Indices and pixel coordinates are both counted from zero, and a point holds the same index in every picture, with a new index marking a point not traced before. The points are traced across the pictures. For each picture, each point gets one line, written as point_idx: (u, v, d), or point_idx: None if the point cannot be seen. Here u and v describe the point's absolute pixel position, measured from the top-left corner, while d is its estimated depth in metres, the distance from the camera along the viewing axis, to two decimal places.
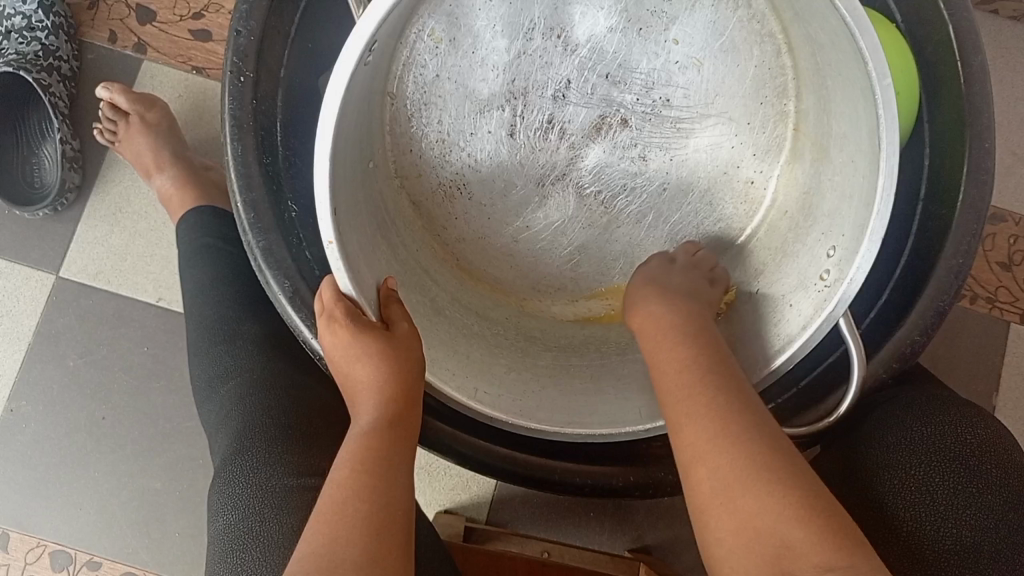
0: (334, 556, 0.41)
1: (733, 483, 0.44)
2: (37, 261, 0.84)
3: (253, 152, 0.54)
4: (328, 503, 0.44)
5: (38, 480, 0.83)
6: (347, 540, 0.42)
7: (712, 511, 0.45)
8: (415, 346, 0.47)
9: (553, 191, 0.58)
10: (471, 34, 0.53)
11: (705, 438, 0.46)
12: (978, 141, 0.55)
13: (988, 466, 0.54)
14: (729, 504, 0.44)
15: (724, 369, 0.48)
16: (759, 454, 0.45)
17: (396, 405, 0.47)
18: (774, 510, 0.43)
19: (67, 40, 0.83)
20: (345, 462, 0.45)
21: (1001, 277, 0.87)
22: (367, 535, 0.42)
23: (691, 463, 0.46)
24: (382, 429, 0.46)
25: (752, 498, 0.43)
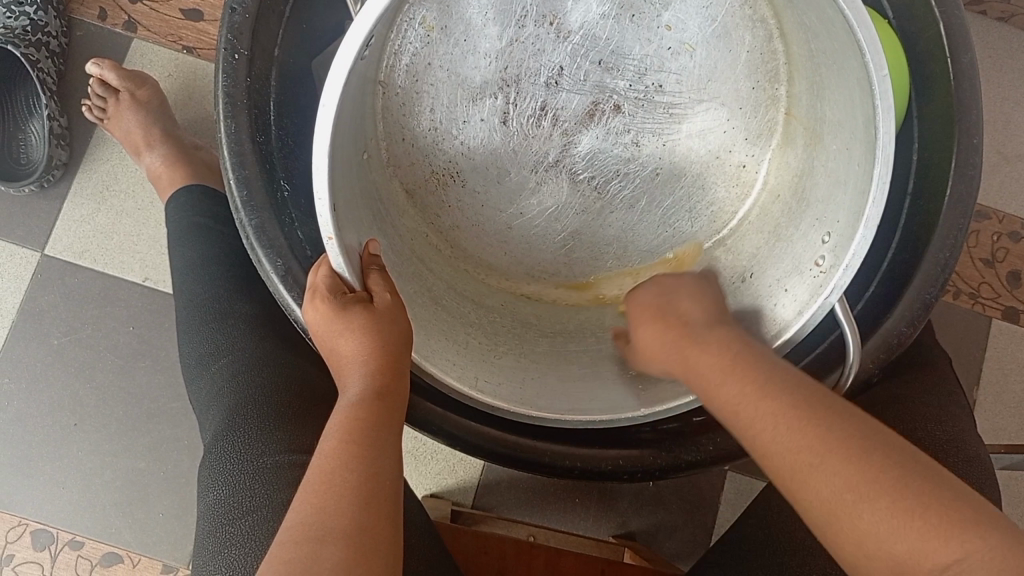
0: (322, 526, 0.41)
1: (844, 494, 0.38)
2: (22, 238, 0.83)
3: (247, 129, 0.54)
4: (316, 475, 0.44)
5: (21, 458, 0.83)
6: (336, 510, 0.42)
7: (809, 501, 0.39)
8: (399, 314, 0.47)
9: (547, 177, 0.58)
10: (464, 19, 0.53)
11: (770, 420, 0.41)
12: (967, 137, 0.56)
13: (969, 488, 0.53)
14: (834, 518, 0.38)
15: (807, 392, 0.42)
16: (888, 464, 0.38)
17: (383, 378, 0.47)
18: (871, 498, 0.38)
19: (56, 16, 0.82)
20: (333, 434, 0.45)
21: (984, 273, 0.88)
22: (354, 507, 0.42)
23: (784, 475, 0.40)
24: (368, 398, 0.47)
25: (843, 482, 0.38)
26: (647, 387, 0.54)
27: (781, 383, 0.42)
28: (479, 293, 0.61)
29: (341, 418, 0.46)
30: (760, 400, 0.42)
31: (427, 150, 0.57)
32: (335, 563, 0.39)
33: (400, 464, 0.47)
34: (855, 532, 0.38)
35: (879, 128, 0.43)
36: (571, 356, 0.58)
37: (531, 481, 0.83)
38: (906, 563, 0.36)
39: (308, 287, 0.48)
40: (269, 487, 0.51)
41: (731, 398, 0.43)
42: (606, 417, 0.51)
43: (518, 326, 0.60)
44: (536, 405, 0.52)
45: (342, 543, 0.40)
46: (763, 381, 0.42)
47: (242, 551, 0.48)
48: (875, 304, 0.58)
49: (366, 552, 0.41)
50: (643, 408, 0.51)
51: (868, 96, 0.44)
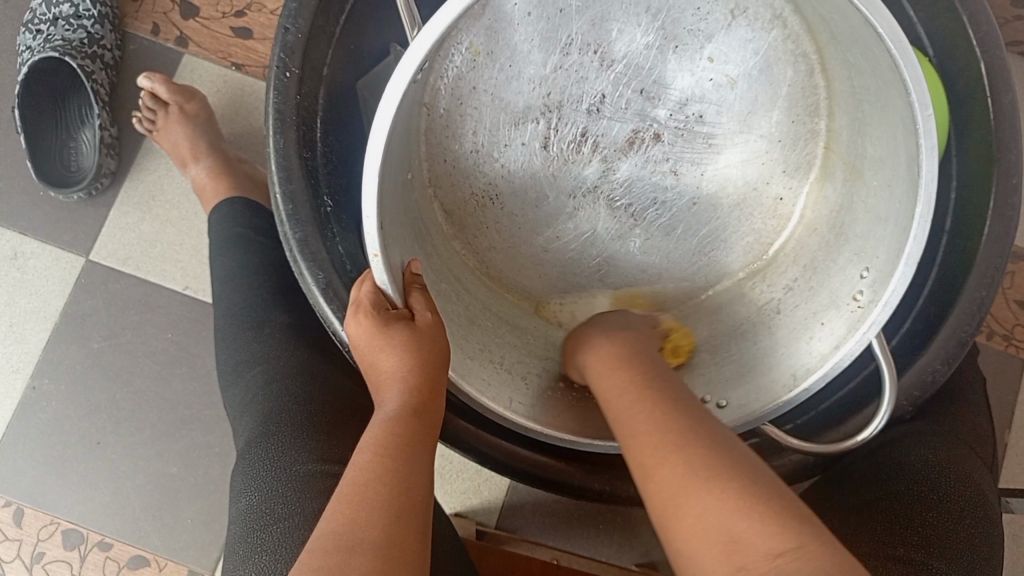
0: (353, 536, 0.41)
1: (687, 488, 0.40)
2: (68, 243, 0.86)
3: (294, 145, 0.55)
4: (350, 485, 0.44)
5: (56, 458, 0.84)
6: (367, 521, 0.42)
7: (668, 512, 0.40)
8: (439, 334, 0.49)
9: (584, 203, 0.59)
10: (509, 47, 0.54)
11: (649, 445, 0.43)
12: (1006, 178, 0.56)
13: (980, 528, 0.53)
14: (682, 506, 0.40)
15: (710, 431, 0.43)
16: (742, 470, 0.40)
17: (419, 396, 0.48)
18: (717, 503, 0.38)
19: (111, 30, 0.85)
20: (368, 447, 0.46)
21: (1018, 315, 0.87)
22: (386, 518, 0.43)
23: (649, 478, 0.42)
24: (405, 415, 0.48)
25: (698, 491, 0.39)
26: None
27: (656, 410, 0.45)
28: (515, 315, 0.61)
29: (377, 434, 0.47)
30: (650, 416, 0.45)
31: (468, 172, 0.58)
32: (367, 570, 0.40)
33: (432, 481, 0.47)
34: (695, 539, 0.38)
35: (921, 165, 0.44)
36: None
37: (556, 504, 0.83)
38: (741, 545, 0.36)
39: (351, 304, 0.49)
40: (301, 495, 0.51)
41: (635, 429, 0.45)
42: None
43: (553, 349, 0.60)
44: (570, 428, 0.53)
45: (373, 553, 0.41)
46: (649, 406, 0.45)
47: (272, 556, 0.49)
48: (910, 341, 0.59)
49: (397, 561, 0.41)
50: None
51: (911, 134, 0.45)
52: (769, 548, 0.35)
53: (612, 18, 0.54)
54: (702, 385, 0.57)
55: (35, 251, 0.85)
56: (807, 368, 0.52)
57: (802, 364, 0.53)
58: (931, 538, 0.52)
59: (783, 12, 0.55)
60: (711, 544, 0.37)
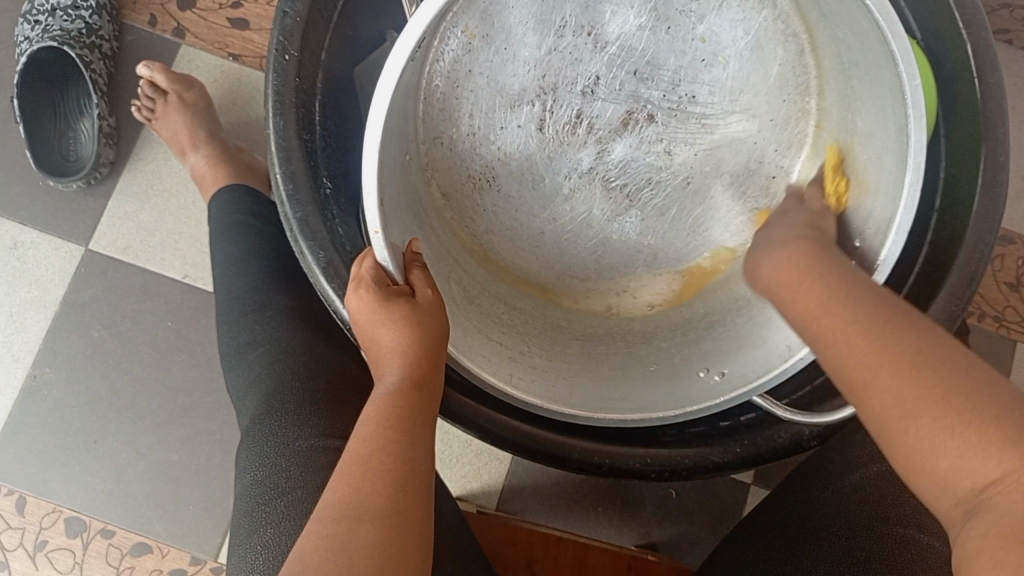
0: (358, 505, 0.42)
1: (897, 401, 0.36)
2: (67, 232, 0.86)
3: (294, 127, 0.56)
4: (353, 456, 0.45)
5: (58, 446, 0.85)
6: (372, 490, 0.43)
7: (871, 406, 0.38)
8: (438, 310, 0.50)
9: (580, 184, 0.60)
10: (506, 28, 0.55)
11: (846, 336, 0.40)
12: (994, 155, 0.57)
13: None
14: (892, 413, 0.37)
15: (887, 306, 0.40)
16: (958, 385, 0.35)
17: (420, 370, 0.49)
18: (932, 413, 0.35)
19: (109, 21, 0.86)
20: (371, 420, 0.47)
21: (1008, 297, 0.88)
22: (390, 487, 0.43)
23: (847, 377, 0.39)
24: (407, 388, 0.48)
25: (912, 390, 0.36)
26: (675, 389, 0.56)
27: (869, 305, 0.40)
28: (514, 298, 0.62)
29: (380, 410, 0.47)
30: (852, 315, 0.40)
31: (465, 155, 0.59)
32: (372, 538, 0.41)
33: (433, 454, 0.48)
34: (921, 449, 0.35)
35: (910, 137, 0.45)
36: (603, 356, 0.60)
37: (557, 486, 0.84)
38: (949, 475, 0.34)
39: (351, 284, 0.50)
40: (304, 469, 0.52)
41: (821, 320, 0.41)
42: (637, 415, 0.53)
43: (551, 329, 0.61)
44: (569, 402, 0.54)
45: (378, 521, 0.41)
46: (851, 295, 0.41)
47: (277, 529, 0.50)
48: None
49: (402, 529, 0.42)
50: (673, 409, 0.54)
51: (900, 106, 0.46)
52: (986, 477, 0.33)
53: (606, 1, 0.55)
54: (697, 360, 0.58)
55: (35, 241, 0.86)
56: (801, 339, 0.53)
57: (794, 335, 0.54)
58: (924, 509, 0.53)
59: None
60: (937, 459, 0.35)
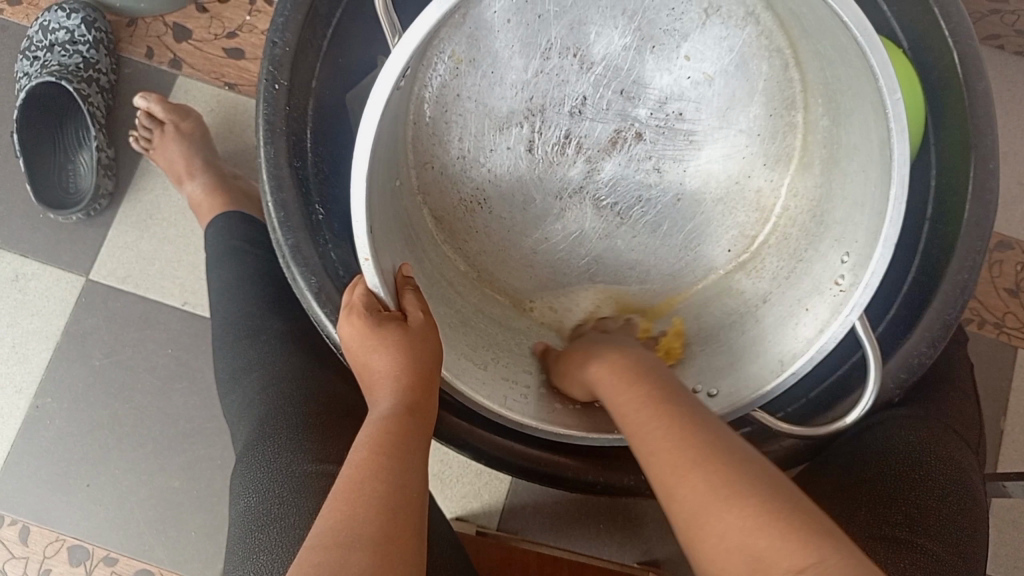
0: (349, 531, 0.42)
1: (688, 477, 0.42)
2: (68, 263, 0.87)
3: (285, 155, 0.56)
4: (345, 483, 0.45)
5: (61, 475, 0.85)
6: (364, 516, 0.43)
7: (675, 493, 0.42)
8: (431, 334, 0.50)
9: (571, 204, 0.60)
10: (492, 52, 0.55)
11: (662, 432, 0.44)
12: (983, 162, 0.57)
13: (965, 505, 0.54)
14: (687, 491, 0.41)
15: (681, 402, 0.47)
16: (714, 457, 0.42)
17: (413, 394, 0.49)
18: (720, 489, 0.40)
19: (107, 54, 0.87)
20: (363, 445, 0.47)
21: (1008, 303, 0.87)
22: (382, 513, 0.43)
23: (654, 466, 0.44)
24: (399, 412, 0.48)
25: (686, 458, 0.42)
26: None
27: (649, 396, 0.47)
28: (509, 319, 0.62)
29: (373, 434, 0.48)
30: (632, 401, 0.48)
31: (456, 178, 0.59)
32: (365, 564, 0.40)
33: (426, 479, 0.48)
34: (715, 541, 0.39)
35: (893, 148, 0.46)
36: None
37: (557, 504, 0.84)
38: (763, 562, 0.37)
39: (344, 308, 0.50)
40: (298, 495, 0.52)
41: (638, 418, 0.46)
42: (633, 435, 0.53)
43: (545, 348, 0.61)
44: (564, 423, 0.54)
45: (370, 546, 0.41)
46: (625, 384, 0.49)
47: (271, 556, 0.50)
48: (896, 325, 0.60)
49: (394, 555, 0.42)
50: None
51: (883, 120, 0.47)
52: (789, 553, 0.37)
53: (590, 23, 0.55)
54: (693, 376, 0.58)
55: (36, 273, 0.87)
56: (793, 354, 0.53)
57: (788, 350, 0.54)
58: (916, 518, 0.53)
59: (756, 9, 0.56)
60: (731, 546, 0.38)
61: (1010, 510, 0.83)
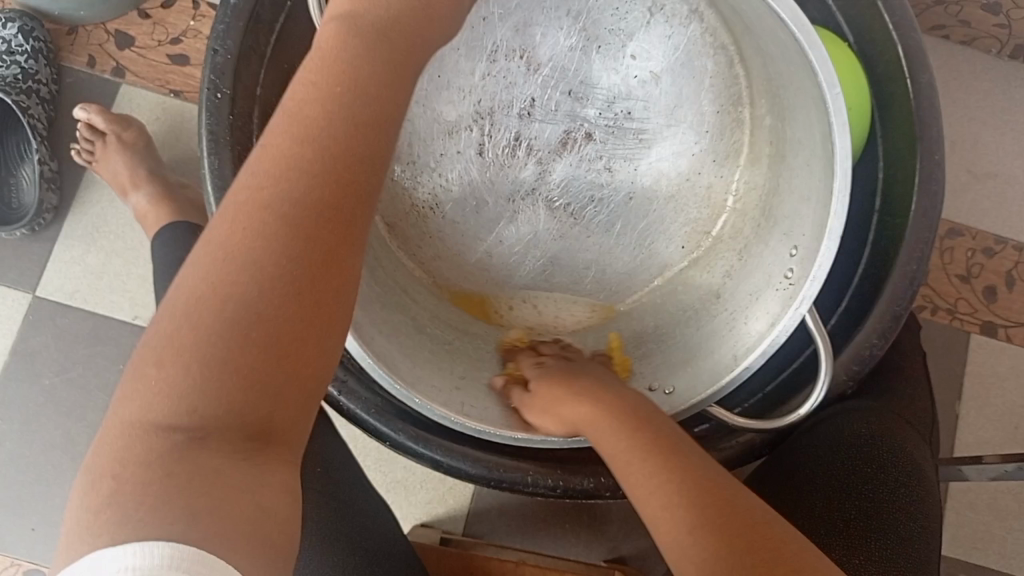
0: (231, 291, 0.29)
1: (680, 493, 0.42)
2: (14, 280, 0.85)
3: (230, 165, 0.55)
4: (256, 179, 0.31)
5: (13, 498, 0.83)
6: (259, 267, 0.30)
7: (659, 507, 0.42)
8: (382, 72, 0.34)
9: (523, 206, 0.60)
10: (443, 58, 0.55)
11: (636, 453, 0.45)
12: (929, 153, 0.56)
13: (917, 498, 0.55)
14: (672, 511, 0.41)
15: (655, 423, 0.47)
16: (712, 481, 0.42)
17: (328, 207, 0.31)
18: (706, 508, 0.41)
19: (47, 64, 0.85)
20: (257, 191, 0.31)
21: (960, 289, 0.88)
22: (274, 286, 0.30)
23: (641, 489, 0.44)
24: (303, 190, 0.31)
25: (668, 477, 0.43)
26: None
27: (634, 424, 0.47)
28: (464, 320, 0.61)
29: (217, 325, 0.29)
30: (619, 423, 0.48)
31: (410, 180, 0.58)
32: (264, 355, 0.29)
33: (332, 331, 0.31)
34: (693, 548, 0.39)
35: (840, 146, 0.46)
36: None
37: (523, 506, 0.84)
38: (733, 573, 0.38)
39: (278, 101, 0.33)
40: None
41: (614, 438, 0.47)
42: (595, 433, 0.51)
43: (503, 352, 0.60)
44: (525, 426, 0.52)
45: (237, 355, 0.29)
46: (617, 415, 0.48)
47: None
48: (848, 318, 0.60)
49: (268, 506, 0.29)
50: None
51: (825, 116, 0.47)
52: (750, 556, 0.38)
53: (535, 25, 0.56)
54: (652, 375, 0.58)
55: None
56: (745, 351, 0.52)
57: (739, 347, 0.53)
58: (871, 512, 0.54)
59: (700, 7, 0.57)
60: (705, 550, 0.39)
61: (967, 493, 0.84)
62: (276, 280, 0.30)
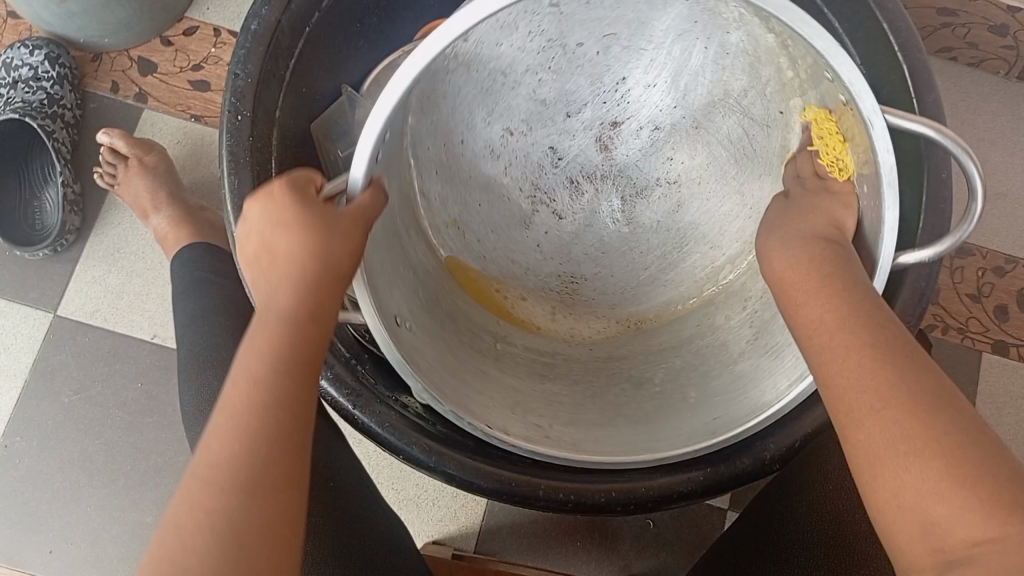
0: (221, 474, 0.34)
1: (891, 431, 0.34)
2: (36, 300, 0.87)
3: (249, 185, 0.56)
4: (237, 380, 0.37)
5: (32, 515, 0.84)
6: (241, 443, 0.35)
7: (856, 425, 0.35)
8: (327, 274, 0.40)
9: (639, 205, 0.59)
10: (460, 172, 0.58)
11: (849, 358, 0.37)
12: (935, 172, 0.57)
13: None
14: (874, 450, 0.35)
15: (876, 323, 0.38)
16: (936, 413, 0.34)
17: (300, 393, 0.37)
18: (916, 463, 0.33)
19: (71, 90, 0.87)
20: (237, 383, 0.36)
21: (970, 308, 0.88)
22: (250, 465, 0.34)
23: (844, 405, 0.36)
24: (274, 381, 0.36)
25: (885, 392, 0.35)
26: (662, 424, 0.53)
27: (854, 315, 0.39)
28: (648, 342, 0.60)
29: (197, 573, 0.32)
30: (830, 313, 0.39)
31: (511, 254, 0.60)
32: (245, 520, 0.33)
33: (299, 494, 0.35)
34: (892, 512, 0.34)
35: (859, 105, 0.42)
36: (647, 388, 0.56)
37: (534, 524, 0.84)
38: (939, 529, 0.32)
39: (233, 364, 0.38)
40: None
41: (811, 324, 0.40)
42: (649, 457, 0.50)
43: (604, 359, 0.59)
44: (585, 446, 0.51)
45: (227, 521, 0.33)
46: (831, 294, 0.40)
47: None
48: None
49: None
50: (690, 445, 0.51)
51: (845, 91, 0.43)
52: (971, 534, 0.31)
53: (501, 97, 0.56)
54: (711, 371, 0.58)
55: (4, 310, 0.87)
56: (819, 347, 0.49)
57: None
58: None
59: None
60: (908, 522, 0.33)
61: None
62: (244, 488, 0.34)
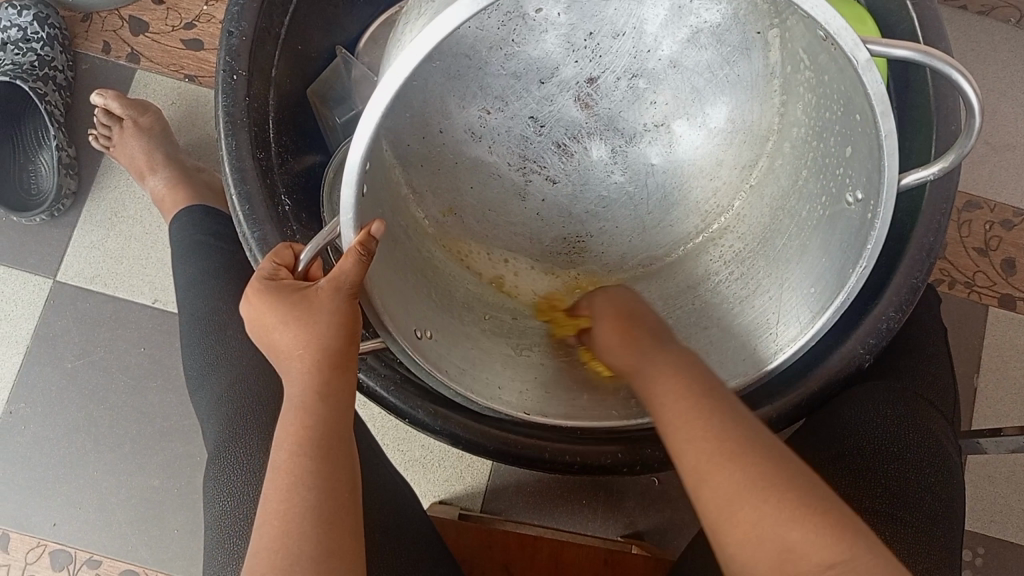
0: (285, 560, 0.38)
1: (747, 487, 0.38)
2: (34, 265, 0.86)
3: (248, 146, 0.55)
4: (281, 476, 0.40)
5: (39, 479, 0.84)
6: (298, 533, 0.39)
7: (702, 480, 0.39)
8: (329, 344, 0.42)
9: (640, 148, 0.53)
10: (444, 161, 0.52)
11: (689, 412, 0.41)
12: (945, 124, 0.56)
13: (940, 478, 0.55)
14: (730, 500, 0.38)
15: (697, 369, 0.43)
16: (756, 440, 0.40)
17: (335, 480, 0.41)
18: (771, 511, 0.37)
19: (62, 51, 0.85)
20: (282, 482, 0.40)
21: (978, 262, 0.88)
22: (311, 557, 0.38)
23: (699, 466, 0.39)
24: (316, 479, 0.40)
25: (732, 458, 0.39)
26: None
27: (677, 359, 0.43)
28: (667, 286, 0.57)
29: None
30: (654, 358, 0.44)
31: (513, 230, 0.54)
32: None
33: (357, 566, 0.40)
34: (751, 544, 0.37)
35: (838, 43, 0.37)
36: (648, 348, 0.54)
37: (538, 484, 0.84)
38: (795, 555, 0.36)
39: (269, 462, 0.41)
40: None
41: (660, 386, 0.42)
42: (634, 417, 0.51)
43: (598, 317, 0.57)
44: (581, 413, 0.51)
45: None
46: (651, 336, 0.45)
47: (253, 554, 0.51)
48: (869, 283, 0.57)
49: None
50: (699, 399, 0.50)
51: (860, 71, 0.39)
52: (823, 559, 0.36)
53: (471, 79, 0.50)
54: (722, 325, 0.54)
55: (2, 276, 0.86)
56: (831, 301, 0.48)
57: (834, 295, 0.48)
58: (894, 489, 0.54)
59: None
60: (767, 555, 0.37)
61: (985, 466, 0.85)
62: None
